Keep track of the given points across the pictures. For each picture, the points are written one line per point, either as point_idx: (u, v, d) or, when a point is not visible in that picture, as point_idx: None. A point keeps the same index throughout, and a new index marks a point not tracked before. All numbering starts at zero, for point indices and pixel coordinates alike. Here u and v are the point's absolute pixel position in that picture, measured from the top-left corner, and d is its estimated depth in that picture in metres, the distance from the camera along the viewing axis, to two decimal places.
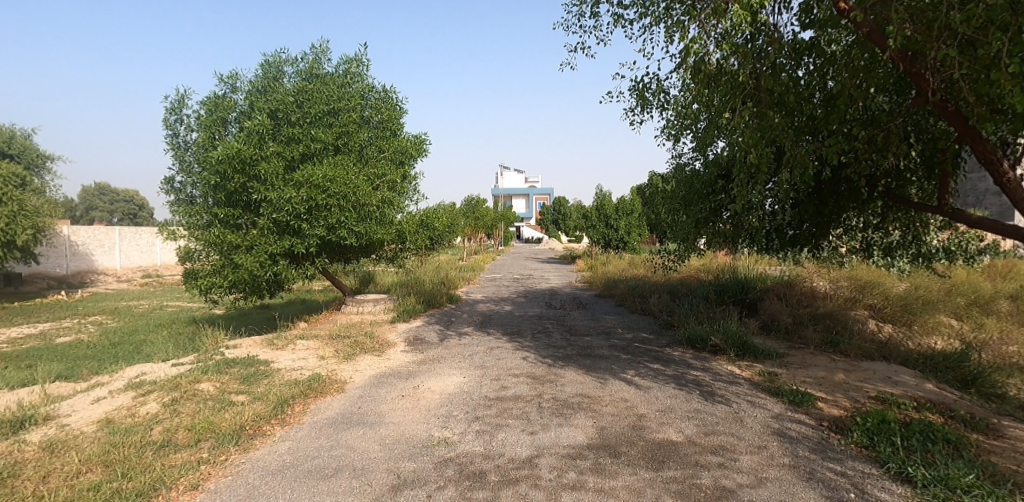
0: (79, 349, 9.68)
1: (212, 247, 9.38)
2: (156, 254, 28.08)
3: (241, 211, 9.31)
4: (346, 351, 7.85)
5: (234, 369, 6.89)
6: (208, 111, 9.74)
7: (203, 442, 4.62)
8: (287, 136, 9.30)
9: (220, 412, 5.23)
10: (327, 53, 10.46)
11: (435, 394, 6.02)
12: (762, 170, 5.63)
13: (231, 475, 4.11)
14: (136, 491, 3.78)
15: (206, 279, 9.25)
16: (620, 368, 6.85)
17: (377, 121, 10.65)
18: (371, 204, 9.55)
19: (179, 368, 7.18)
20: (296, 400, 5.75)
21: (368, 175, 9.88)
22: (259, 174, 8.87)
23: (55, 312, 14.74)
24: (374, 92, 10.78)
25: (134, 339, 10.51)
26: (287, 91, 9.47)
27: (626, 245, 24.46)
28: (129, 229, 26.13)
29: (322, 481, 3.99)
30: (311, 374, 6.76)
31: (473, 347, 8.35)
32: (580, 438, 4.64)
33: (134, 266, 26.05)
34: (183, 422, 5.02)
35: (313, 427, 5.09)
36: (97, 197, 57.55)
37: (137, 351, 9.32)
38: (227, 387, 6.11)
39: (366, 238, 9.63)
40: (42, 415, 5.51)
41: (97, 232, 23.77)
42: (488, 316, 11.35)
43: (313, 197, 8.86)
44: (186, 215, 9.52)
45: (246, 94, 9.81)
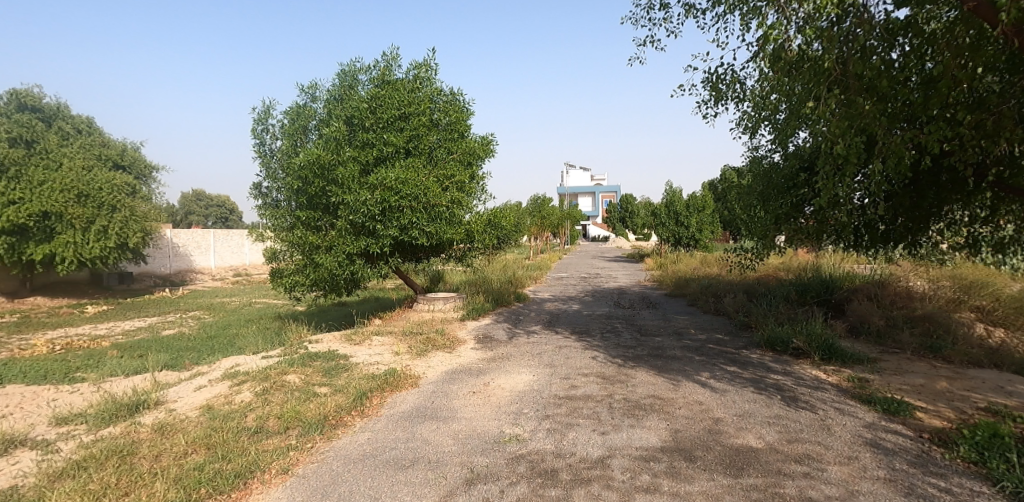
0: (181, 342, 10.55)
1: (295, 247, 9.93)
2: (245, 254, 29.99)
3: (322, 213, 9.75)
4: (419, 347, 8.09)
5: (317, 362, 7.27)
6: (291, 120, 10.36)
7: (291, 430, 4.93)
8: (362, 141, 9.69)
9: (306, 402, 5.56)
10: (398, 59, 10.80)
11: (505, 391, 6.09)
12: (851, 161, 5.28)
13: (318, 462, 4.36)
14: (235, 472, 4.08)
15: (291, 277, 9.83)
16: (694, 370, 6.64)
17: (446, 124, 10.87)
18: (441, 204, 9.78)
19: (268, 360, 7.69)
20: (373, 393, 5.99)
21: (437, 177, 10.13)
22: (337, 178, 9.30)
23: (161, 307, 16.15)
24: (442, 95, 11.03)
25: (228, 333, 11.33)
26: (362, 98, 9.89)
27: (696, 242, 23.66)
28: (222, 231, 28.11)
29: (400, 471, 4.15)
30: (387, 368, 7.03)
31: (542, 345, 8.36)
32: (653, 440, 4.54)
33: (226, 266, 28.02)
34: (273, 411, 5.37)
35: (390, 419, 5.29)
36: (194, 203, 62.21)
37: (230, 344, 10.05)
38: (311, 379, 6.48)
39: (436, 238, 9.89)
40: (153, 400, 6.08)
41: (195, 233, 25.74)
42: (555, 315, 11.36)
43: (386, 199, 9.21)
44: (272, 218, 10.13)
45: (325, 102, 10.32)
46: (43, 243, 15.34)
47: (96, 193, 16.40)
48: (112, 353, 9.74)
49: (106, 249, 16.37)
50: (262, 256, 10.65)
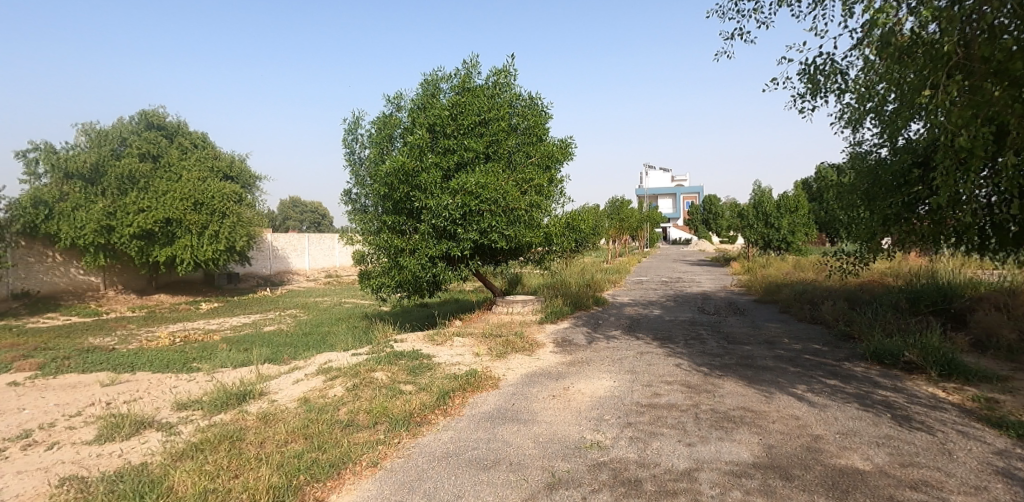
0: (280, 337, 11.32)
1: (382, 250, 10.36)
2: (336, 257, 31.67)
3: (406, 218, 10.10)
4: (499, 349, 8.17)
5: (402, 361, 7.53)
6: (378, 129, 10.80)
7: (379, 425, 5.13)
8: (444, 147, 9.93)
9: (393, 399, 5.76)
10: (478, 67, 11.00)
11: (586, 396, 6.00)
12: (976, 154, 4.73)
13: (404, 457, 4.50)
14: (329, 462, 4.30)
15: (377, 279, 10.27)
16: (789, 382, 6.23)
17: (524, 128, 10.92)
18: (520, 208, 9.85)
19: (358, 357, 8.08)
20: (456, 392, 6.12)
21: (516, 181, 10.20)
22: (420, 184, 9.61)
23: (263, 305, 17.43)
24: (521, 100, 11.10)
25: (321, 331, 12.03)
26: (443, 106, 10.14)
27: (789, 245, 22.27)
28: (315, 235, 29.84)
29: (482, 471, 4.19)
30: (468, 369, 7.15)
31: (622, 351, 8.17)
32: (745, 455, 4.29)
33: (319, 268, 29.75)
34: (363, 405, 5.62)
35: (472, 419, 5.37)
36: (290, 209, 66.60)
37: (323, 341, 10.67)
38: (397, 377, 6.71)
39: (516, 241, 9.97)
40: (257, 391, 6.55)
41: (292, 237, 27.54)
42: (636, 319, 11.08)
43: (467, 204, 9.40)
44: (360, 222, 10.63)
45: (409, 111, 10.65)
46: (166, 246, 17.22)
47: (209, 201, 17.98)
48: (222, 347, 10.64)
49: (218, 251, 17.92)
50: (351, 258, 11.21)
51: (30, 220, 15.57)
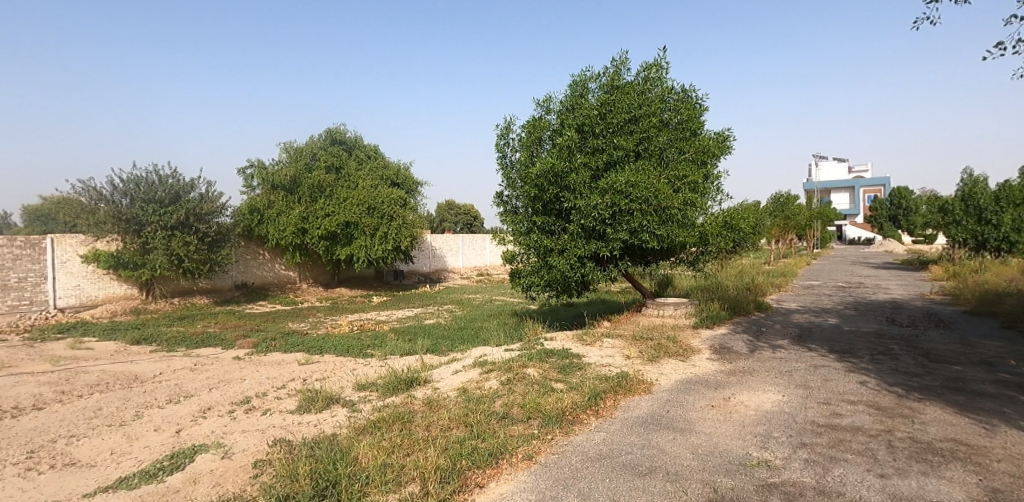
0: (440, 330, 12.16)
1: (531, 250, 10.58)
2: (487, 256, 33.09)
3: (555, 218, 10.19)
4: (651, 353, 7.88)
5: (552, 359, 7.63)
6: (528, 132, 10.83)
7: (533, 420, 5.24)
8: (593, 147, 9.83)
9: (545, 396, 5.85)
10: (627, 63, 10.71)
11: (750, 409, 5.54)
12: None
13: (558, 453, 4.54)
14: (488, 451, 4.49)
15: (528, 278, 10.54)
16: (1016, 413, 5.13)
17: (677, 123, 10.40)
18: (673, 207, 9.42)
19: (510, 353, 8.36)
20: (607, 394, 6.02)
21: (669, 178, 9.77)
22: (569, 184, 9.64)
23: (424, 300, 18.90)
24: (673, 94, 10.61)
25: (474, 326, 12.69)
26: (592, 106, 10.04)
27: (1013, 246, 18.38)
28: (469, 236, 31.44)
29: (637, 477, 4.06)
30: (619, 371, 7.01)
31: (792, 362, 7.40)
32: (958, 496, 3.61)
33: (471, 266, 31.36)
34: (517, 399, 5.79)
35: (625, 422, 5.25)
36: (446, 212, 71.04)
37: (477, 335, 11.24)
38: (548, 374, 6.82)
39: (668, 241, 9.57)
40: (423, 378, 7.09)
41: (447, 238, 29.42)
42: (807, 328, 9.99)
43: (616, 203, 9.23)
44: (511, 223, 10.93)
45: (557, 114, 10.56)
46: (345, 246, 19.46)
47: (380, 207, 19.88)
48: (390, 336, 11.75)
49: (386, 251, 19.81)
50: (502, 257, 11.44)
51: (247, 224, 18.64)
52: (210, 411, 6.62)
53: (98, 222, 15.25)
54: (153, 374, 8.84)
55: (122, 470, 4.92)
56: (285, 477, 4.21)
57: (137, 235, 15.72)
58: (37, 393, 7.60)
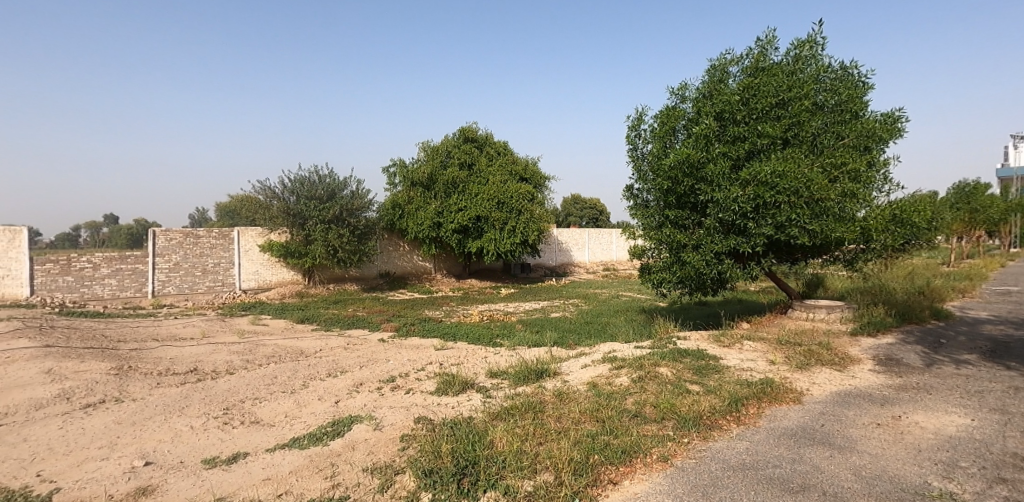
0: (567, 324, 12.21)
1: (663, 245, 10.16)
2: (614, 251, 32.11)
3: (689, 212, 9.67)
4: (801, 360, 7.20)
5: (687, 359, 7.29)
6: (661, 123, 10.26)
7: (667, 421, 5.05)
8: (733, 135, 9.16)
9: (680, 397, 5.60)
10: (774, 42, 9.83)
11: (927, 431, 4.84)
12: None
13: (697, 459, 4.34)
14: (621, 449, 4.42)
15: (658, 274, 10.16)
16: None
17: (834, 105, 9.35)
18: (828, 199, 8.49)
19: (641, 350, 8.13)
20: (750, 401, 5.61)
21: (823, 166, 8.82)
22: (706, 176, 9.10)
23: (550, 293, 19.10)
24: (830, 73, 9.54)
25: (601, 321, 12.56)
26: (733, 91, 9.34)
27: None
28: (594, 231, 30.80)
29: (788, 494, 3.75)
30: (763, 377, 6.50)
31: (982, 381, 6.32)
32: None
33: (598, 261, 30.93)
34: (650, 399, 5.62)
35: (772, 432, 4.86)
36: None
37: (604, 330, 11.11)
38: (682, 374, 6.53)
39: (821, 237, 8.66)
40: (552, 371, 7.16)
41: (573, 232, 29.45)
42: (1002, 343, 8.45)
43: (760, 195, 8.54)
44: (641, 217, 10.54)
45: (694, 101, 9.93)
46: (476, 239, 20.42)
47: (509, 201, 20.25)
48: (518, 327, 12.03)
49: (514, 244, 20.27)
50: (630, 252, 11.08)
51: (391, 218, 20.34)
52: (361, 386, 7.29)
53: (271, 216, 17.48)
54: (314, 351, 9.95)
55: (293, 432, 5.60)
56: (428, 453, 4.52)
57: (301, 228, 17.68)
58: (227, 360, 8.93)
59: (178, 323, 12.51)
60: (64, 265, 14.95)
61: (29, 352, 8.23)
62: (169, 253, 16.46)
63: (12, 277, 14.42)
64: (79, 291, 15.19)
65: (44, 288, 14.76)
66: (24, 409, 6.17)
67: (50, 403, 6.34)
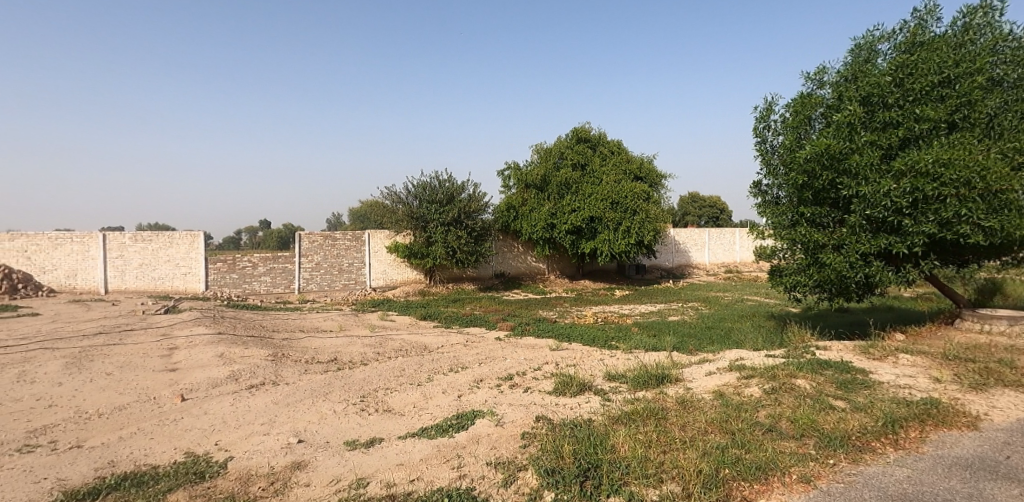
0: (686, 328, 11.69)
1: (797, 246, 9.30)
2: (737, 252, 30.06)
3: (829, 209, 8.78)
4: (973, 379, 6.24)
5: (829, 372, 6.62)
6: (794, 111, 9.42)
7: (808, 438, 4.64)
8: (884, 121, 8.17)
9: (823, 413, 5.11)
10: (936, 12, 8.65)
11: None
12: None
13: (846, 484, 3.95)
14: (755, 464, 4.14)
15: (791, 277, 9.37)
16: None
17: (1016, 80, 8.03)
18: (1010, 189, 7.27)
19: (773, 359, 7.54)
20: (910, 422, 4.97)
21: (1003, 151, 7.58)
22: (850, 168, 8.20)
23: (668, 296, 18.40)
24: (1010, 41, 8.18)
25: (725, 326, 11.84)
26: (883, 71, 8.34)
27: None
28: (716, 230, 29.15)
29: None
30: (925, 396, 5.72)
31: None
32: None
33: (719, 263, 29.20)
34: (786, 412, 5.19)
35: (939, 461, 4.27)
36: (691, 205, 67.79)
37: (729, 336, 10.47)
38: (824, 388, 5.95)
39: (1000, 234, 7.44)
40: (674, 377, 6.88)
41: (692, 232, 28.10)
42: None
43: (919, 188, 7.52)
44: (771, 215, 9.74)
45: (834, 86, 9.00)
46: (590, 240, 20.21)
47: (624, 200, 19.78)
48: (635, 330, 11.73)
49: (629, 245, 19.77)
50: (756, 253, 10.34)
51: (505, 220, 20.80)
52: (482, 383, 7.53)
53: (397, 219, 18.64)
54: (437, 346, 10.47)
55: (422, 422, 5.92)
56: (550, 452, 4.55)
57: (423, 231, 18.65)
58: (362, 352, 9.69)
59: (319, 317, 13.81)
60: (230, 264, 17.15)
61: (205, 338, 9.54)
62: (312, 254, 18.22)
63: (192, 275, 16.84)
64: (241, 286, 17.35)
65: (215, 283, 17.04)
66: (204, 386, 7.16)
67: (223, 383, 7.30)
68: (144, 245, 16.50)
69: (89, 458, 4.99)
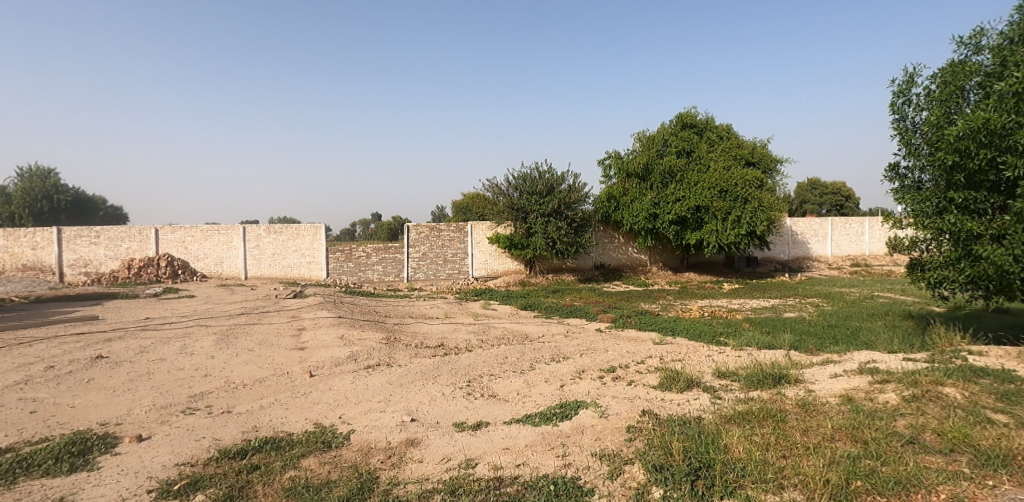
0: (804, 325, 10.83)
1: (945, 236, 8.26)
2: (865, 244, 27.32)
3: (986, 194, 7.67)
4: None
5: (984, 381, 5.82)
6: (944, 83, 8.33)
7: (959, 454, 4.13)
8: None
9: (978, 427, 4.51)
10: None
11: None
12: None
13: None
14: (894, 480, 3.77)
15: (936, 272, 8.41)
16: None
17: None
18: None
19: (912, 363, 6.78)
20: None
21: None
22: (1015, 145, 7.08)
23: (783, 290, 17.16)
24: None
25: (850, 324, 10.83)
26: None
27: None
28: (841, 219, 26.66)
29: None
30: None
31: None
32: None
33: (845, 255, 26.70)
34: (931, 424, 4.65)
35: None
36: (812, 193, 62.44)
37: (856, 336, 9.57)
38: (978, 400, 5.24)
39: None
40: (793, 377, 6.41)
41: (813, 222, 25.94)
42: None
43: None
44: (912, 202, 8.72)
45: (995, 51, 7.81)
46: (696, 231, 19.30)
47: (734, 188, 18.61)
48: (746, 326, 11.07)
49: (740, 235, 18.62)
50: (891, 244, 9.35)
51: (606, 211, 20.55)
52: (584, 373, 7.49)
53: (498, 211, 18.99)
54: (538, 336, 10.58)
55: (526, 409, 6.02)
56: (657, 447, 4.45)
57: (523, 222, 18.85)
58: (467, 338, 10.03)
59: (427, 304, 14.47)
60: (347, 254, 18.48)
61: (327, 321, 10.38)
62: (419, 244, 19.12)
63: (315, 263, 18.38)
64: (357, 274, 18.65)
65: (335, 271, 18.45)
66: (328, 364, 7.80)
67: (344, 362, 7.90)
68: (275, 236, 18.21)
69: (237, 422, 5.64)
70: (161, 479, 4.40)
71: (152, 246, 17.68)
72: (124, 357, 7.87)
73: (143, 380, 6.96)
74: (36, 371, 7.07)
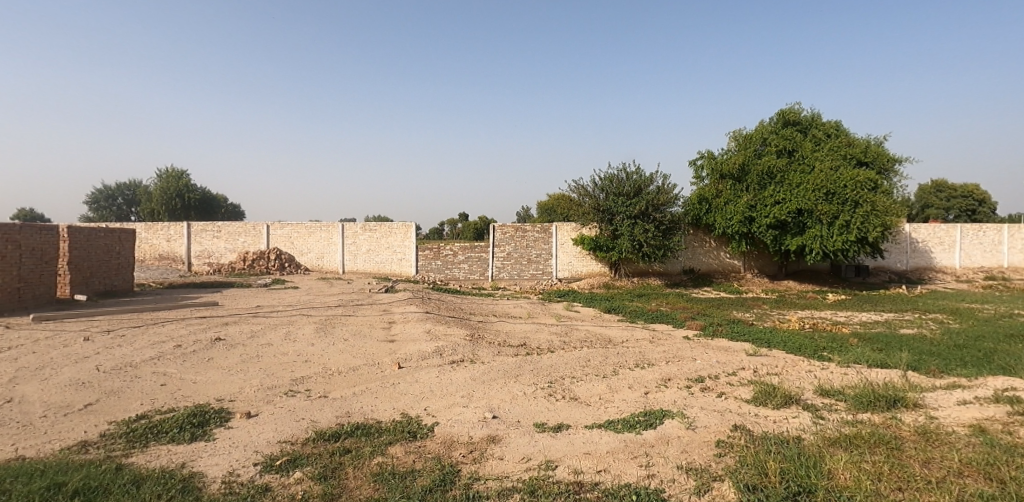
0: (923, 344, 9.73)
1: None
2: (1003, 254, 24.20)
3: None
4: None
5: None
6: None
7: None
8: None
9: None
10: None
11: None
12: None
13: None
14: None
15: None
16: None
17: None
18: None
19: None
20: None
21: None
22: None
23: (899, 303, 15.64)
24: None
25: (982, 345, 9.60)
26: None
27: None
28: (972, 226, 23.85)
29: None
30: None
31: None
32: None
33: (976, 267, 23.82)
34: None
35: None
36: None
37: (989, 358, 8.45)
38: None
39: None
40: (911, 401, 5.78)
41: (937, 228, 23.46)
42: None
43: None
44: None
45: None
46: (796, 236, 18.04)
47: (842, 191, 17.14)
48: (855, 341, 10.14)
49: (847, 242, 17.22)
50: None
51: (697, 213, 19.81)
52: (670, 382, 7.19)
53: (583, 212, 18.76)
54: (622, 340, 10.33)
55: (608, 414, 5.88)
56: (750, 466, 4.17)
57: (609, 224, 18.53)
58: (549, 339, 9.99)
59: (510, 304, 14.59)
60: (435, 252, 19.08)
61: (416, 316, 10.74)
62: (504, 244, 19.36)
63: (405, 260, 19.16)
64: (444, 272, 19.21)
65: (424, 269, 19.13)
66: (415, 357, 8.06)
67: (430, 356, 8.12)
68: (370, 233, 19.16)
69: (332, 407, 5.96)
70: (264, 454, 4.74)
71: (263, 240, 19.23)
72: (238, 340, 8.60)
73: (253, 362, 7.56)
74: (167, 348, 7.90)
